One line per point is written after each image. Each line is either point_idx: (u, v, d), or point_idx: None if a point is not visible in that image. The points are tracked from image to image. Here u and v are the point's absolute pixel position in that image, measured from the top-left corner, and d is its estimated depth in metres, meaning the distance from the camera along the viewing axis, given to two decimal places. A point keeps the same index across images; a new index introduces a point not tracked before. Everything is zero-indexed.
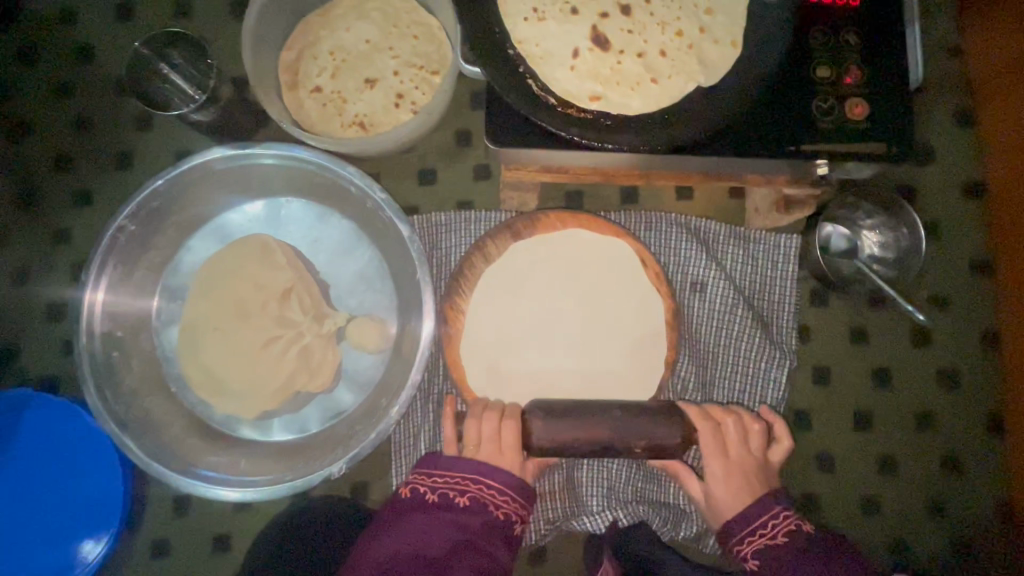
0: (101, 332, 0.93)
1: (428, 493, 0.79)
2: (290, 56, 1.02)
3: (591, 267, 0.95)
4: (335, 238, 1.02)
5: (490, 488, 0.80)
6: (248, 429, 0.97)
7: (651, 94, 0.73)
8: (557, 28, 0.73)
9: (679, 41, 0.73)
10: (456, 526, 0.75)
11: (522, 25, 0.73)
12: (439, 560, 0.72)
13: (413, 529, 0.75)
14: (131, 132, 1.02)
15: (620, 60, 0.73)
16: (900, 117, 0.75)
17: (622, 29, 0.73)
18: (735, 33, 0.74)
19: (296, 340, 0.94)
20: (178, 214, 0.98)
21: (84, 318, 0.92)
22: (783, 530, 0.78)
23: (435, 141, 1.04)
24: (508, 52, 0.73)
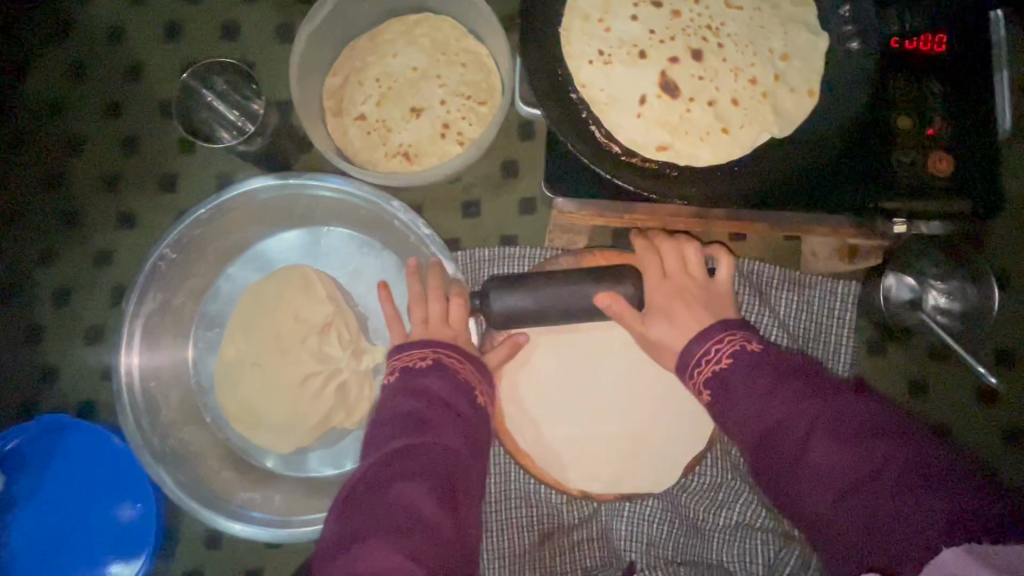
0: (139, 368, 0.91)
1: (393, 376, 0.74)
2: (336, 82, 1.00)
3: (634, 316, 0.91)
4: (375, 270, 1.00)
5: (452, 354, 0.75)
6: (281, 464, 0.95)
7: (722, 145, 0.69)
8: (623, 72, 0.70)
9: (753, 88, 0.69)
10: (418, 390, 0.70)
11: (586, 68, 0.70)
12: (418, 415, 0.67)
13: (393, 398, 0.71)
14: (172, 153, 1.01)
15: (689, 107, 0.69)
16: (986, 173, 0.71)
17: (693, 75, 0.69)
18: (813, 82, 0.70)
19: (334, 376, 0.92)
20: (219, 241, 0.97)
21: (120, 357, 0.89)
22: (729, 352, 0.67)
23: (480, 172, 1.01)
24: (570, 95, 0.70)
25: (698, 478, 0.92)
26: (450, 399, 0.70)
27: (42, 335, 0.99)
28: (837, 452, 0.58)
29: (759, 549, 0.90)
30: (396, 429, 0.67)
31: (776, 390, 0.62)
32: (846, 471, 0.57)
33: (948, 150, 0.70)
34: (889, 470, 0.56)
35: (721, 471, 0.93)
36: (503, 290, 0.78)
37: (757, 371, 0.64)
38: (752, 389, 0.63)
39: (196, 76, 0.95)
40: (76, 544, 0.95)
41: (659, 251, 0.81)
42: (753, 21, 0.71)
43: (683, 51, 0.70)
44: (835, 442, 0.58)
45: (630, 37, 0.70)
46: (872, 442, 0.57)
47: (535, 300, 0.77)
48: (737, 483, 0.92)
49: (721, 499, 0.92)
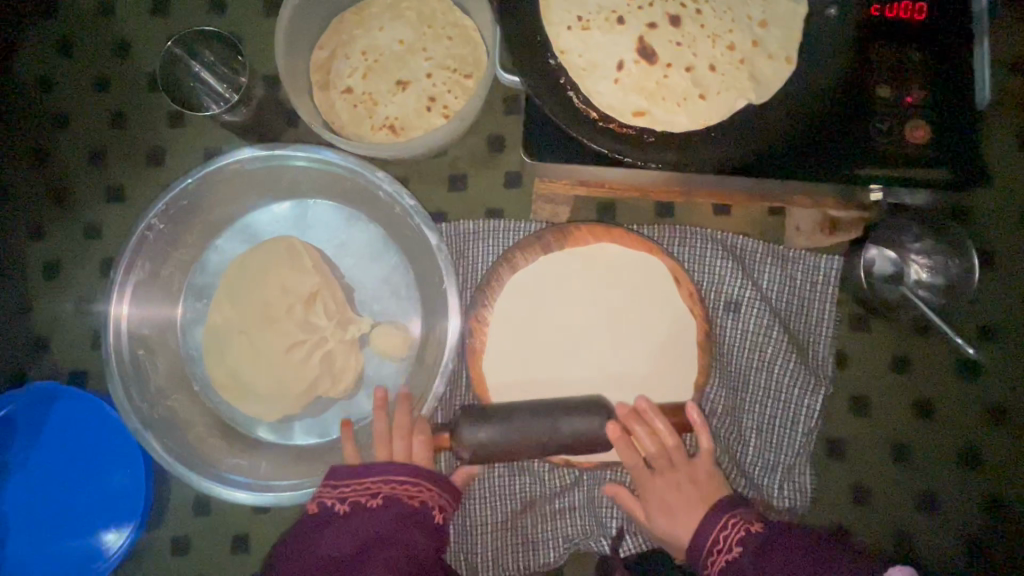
0: (127, 323, 0.92)
1: (336, 504, 0.77)
2: (323, 55, 1.01)
3: (619, 281, 0.92)
4: (360, 242, 1.01)
5: (404, 484, 0.78)
6: (271, 431, 0.97)
7: (699, 110, 0.69)
8: (601, 39, 0.70)
9: (731, 54, 0.70)
10: (365, 530, 0.73)
11: (565, 35, 0.70)
12: (352, 565, 0.71)
13: (326, 539, 0.74)
14: (162, 128, 1.02)
15: (666, 73, 0.70)
16: (963, 141, 0.71)
17: (671, 41, 0.70)
18: (790, 49, 0.70)
19: (319, 346, 0.94)
20: (208, 213, 0.99)
21: (110, 308, 0.91)
22: (736, 539, 0.74)
23: (466, 146, 1.02)
24: (548, 62, 0.70)
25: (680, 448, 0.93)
26: (405, 533, 0.74)
27: (33, 306, 1.00)
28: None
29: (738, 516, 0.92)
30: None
31: (770, 553, 0.71)
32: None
33: (925, 117, 0.71)
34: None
35: None
36: (478, 423, 0.77)
37: (768, 548, 0.71)
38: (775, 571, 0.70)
39: (187, 49, 0.98)
40: (67, 510, 0.96)
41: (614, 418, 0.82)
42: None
43: (661, 18, 0.70)
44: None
45: (609, 3, 0.71)
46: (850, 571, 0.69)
47: (523, 432, 0.77)
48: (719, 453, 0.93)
49: None
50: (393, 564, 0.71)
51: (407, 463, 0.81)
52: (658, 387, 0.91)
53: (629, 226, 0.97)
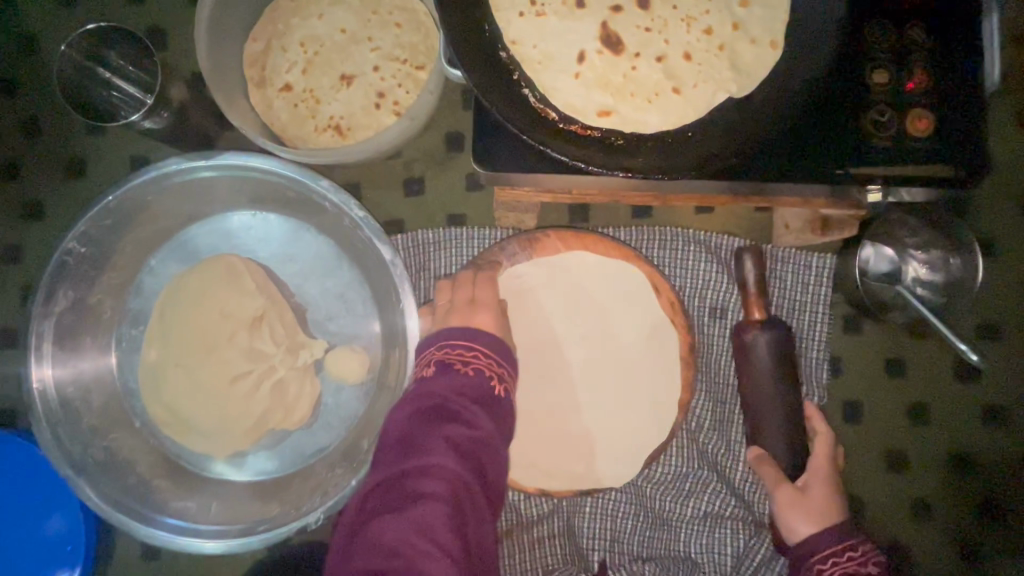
0: (53, 382, 0.83)
1: (430, 366, 0.69)
2: (256, 48, 0.90)
3: (591, 293, 0.84)
4: (310, 257, 0.91)
5: (491, 363, 0.70)
6: (224, 467, 0.88)
7: (671, 108, 0.60)
8: (558, 26, 0.61)
9: (707, 40, 0.61)
10: (461, 385, 0.66)
11: (517, 22, 0.61)
12: (449, 409, 0.64)
13: (415, 396, 0.66)
14: (80, 136, 0.91)
15: (634, 64, 0.61)
16: (970, 131, 0.62)
17: (638, 26, 0.61)
18: (775, 32, 0.61)
19: (268, 375, 0.85)
20: (136, 229, 0.88)
21: (31, 368, 0.83)
22: (873, 559, 0.71)
23: (423, 146, 0.92)
24: (497, 55, 0.61)
25: (662, 467, 0.88)
26: (471, 388, 0.66)
27: None
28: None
29: (727, 538, 0.86)
30: (404, 445, 0.62)
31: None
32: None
33: (927, 108, 0.62)
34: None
35: (686, 460, 0.88)
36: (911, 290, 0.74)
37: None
38: None
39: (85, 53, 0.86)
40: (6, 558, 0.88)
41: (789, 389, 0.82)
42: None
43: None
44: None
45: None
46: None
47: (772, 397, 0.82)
48: (704, 472, 0.88)
49: (687, 488, 0.87)
50: (458, 446, 0.61)
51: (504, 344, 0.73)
52: (639, 404, 0.84)
53: (604, 230, 0.88)
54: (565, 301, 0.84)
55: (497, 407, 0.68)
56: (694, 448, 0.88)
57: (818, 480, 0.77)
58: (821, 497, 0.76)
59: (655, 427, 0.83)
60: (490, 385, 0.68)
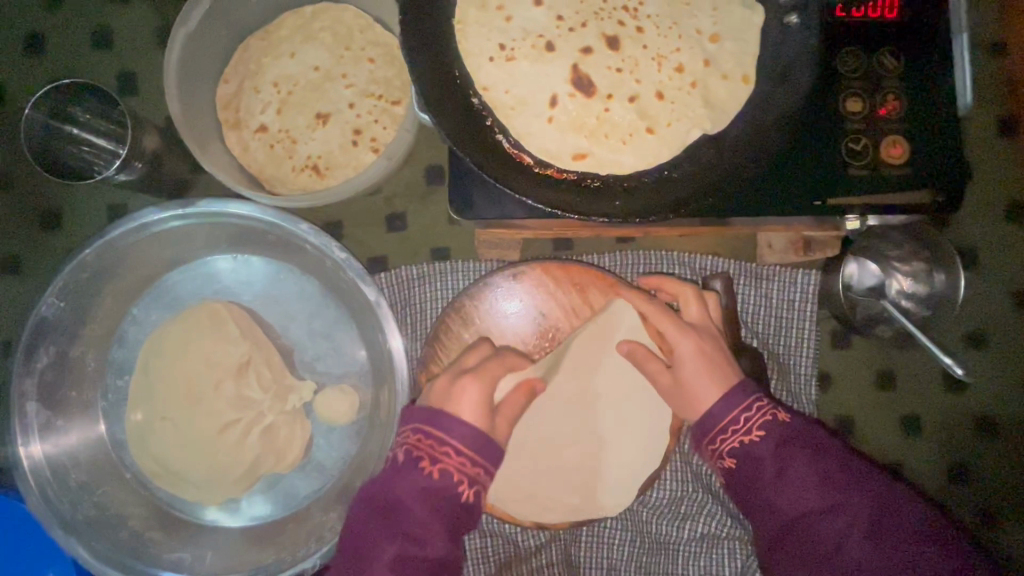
0: (41, 455, 0.82)
1: (398, 454, 0.68)
2: (229, 90, 0.89)
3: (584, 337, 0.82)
4: (294, 297, 0.91)
5: (462, 462, 0.66)
6: (220, 512, 0.88)
7: (647, 148, 0.60)
8: (529, 70, 0.60)
9: (679, 78, 0.61)
10: (419, 487, 0.64)
11: (487, 67, 0.60)
12: (398, 517, 0.64)
13: (377, 489, 0.67)
14: (55, 186, 0.90)
15: (607, 104, 0.60)
16: (946, 154, 0.63)
17: (609, 67, 0.60)
18: (746, 66, 0.61)
19: (257, 421, 0.84)
20: (117, 281, 0.87)
21: (19, 446, 0.81)
22: (758, 422, 0.67)
23: (402, 181, 0.91)
24: (469, 101, 0.61)
25: (657, 492, 0.88)
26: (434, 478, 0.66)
27: None
28: (803, 490, 0.64)
29: (725, 559, 0.87)
30: (355, 547, 0.65)
31: (789, 464, 0.65)
32: (811, 507, 0.63)
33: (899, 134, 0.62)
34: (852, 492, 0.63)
35: (681, 483, 0.88)
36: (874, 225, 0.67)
37: (786, 446, 0.66)
38: (791, 467, 0.65)
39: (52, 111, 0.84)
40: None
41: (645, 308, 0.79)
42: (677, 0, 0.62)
43: (599, 40, 0.60)
44: (788, 478, 0.65)
45: (536, 27, 0.61)
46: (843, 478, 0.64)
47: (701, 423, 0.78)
48: (700, 494, 0.87)
49: (684, 512, 0.87)
50: (402, 559, 0.62)
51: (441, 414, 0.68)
52: (622, 433, 0.84)
53: (588, 258, 0.88)
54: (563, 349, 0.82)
55: (459, 512, 0.66)
56: (688, 470, 0.88)
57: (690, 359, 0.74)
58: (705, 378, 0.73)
59: (648, 454, 0.83)
60: (458, 492, 0.65)
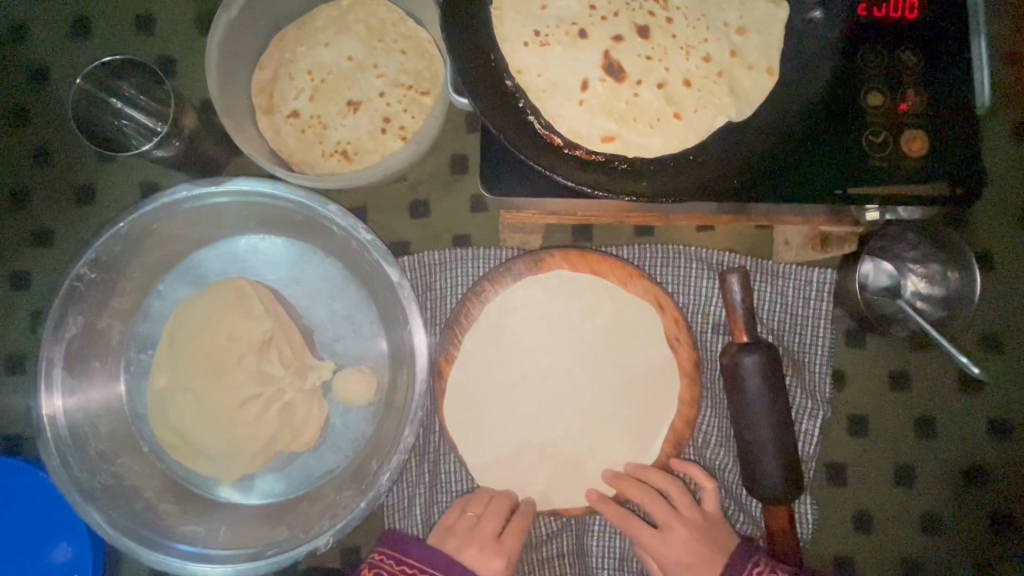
0: (62, 413, 0.83)
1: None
2: (265, 76, 0.92)
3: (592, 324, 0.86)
4: (317, 278, 0.93)
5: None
6: (231, 489, 0.89)
7: (674, 132, 0.62)
8: (563, 55, 0.63)
9: (707, 67, 0.63)
10: None
11: (522, 52, 0.63)
12: None
13: None
14: (91, 163, 0.93)
15: (636, 90, 0.63)
16: (966, 150, 0.64)
17: (639, 55, 0.63)
18: (771, 58, 0.63)
19: (277, 398, 0.85)
20: (145, 255, 0.89)
21: (42, 398, 0.82)
22: None
23: (428, 168, 0.94)
24: (502, 85, 0.63)
25: None
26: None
27: None
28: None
29: None
30: None
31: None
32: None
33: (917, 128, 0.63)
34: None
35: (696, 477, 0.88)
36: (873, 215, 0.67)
37: None
38: None
39: (97, 84, 0.88)
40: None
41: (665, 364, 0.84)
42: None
43: (629, 30, 0.63)
44: None
45: (568, 16, 0.63)
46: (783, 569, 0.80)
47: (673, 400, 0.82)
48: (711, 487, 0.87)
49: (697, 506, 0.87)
50: None
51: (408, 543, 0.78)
52: (614, 409, 0.85)
53: (607, 249, 0.90)
54: (556, 338, 0.86)
55: None
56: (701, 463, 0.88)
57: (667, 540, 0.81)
58: (688, 553, 0.81)
59: (645, 447, 0.85)
60: None
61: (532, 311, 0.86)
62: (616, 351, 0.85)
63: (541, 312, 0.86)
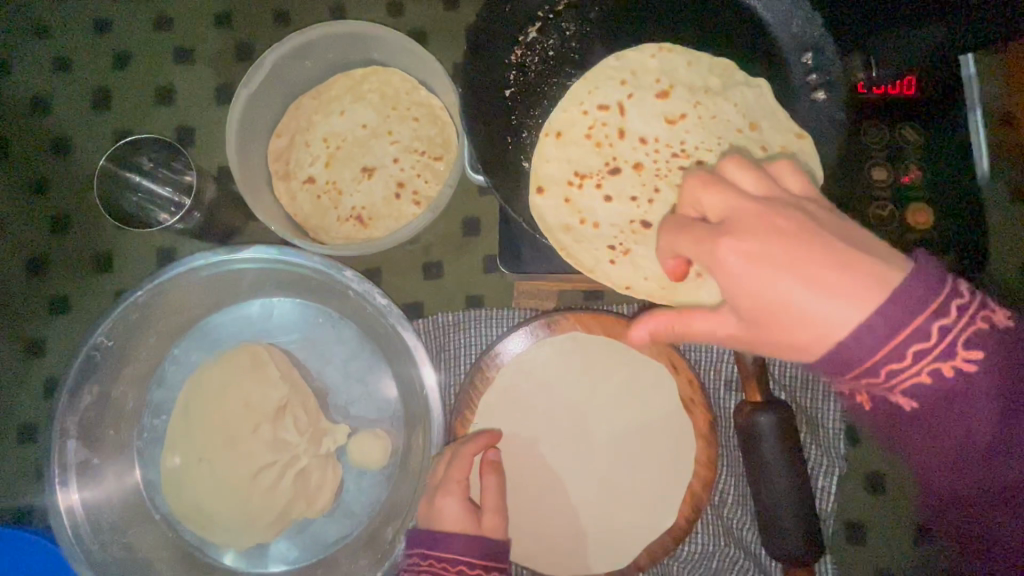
0: (81, 504, 0.83)
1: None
2: (281, 143, 0.95)
3: (605, 384, 0.87)
4: (331, 340, 0.93)
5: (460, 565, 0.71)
6: (244, 558, 0.87)
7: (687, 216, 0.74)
8: (576, 152, 0.78)
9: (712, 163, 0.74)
10: None
11: (547, 146, 0.78)
12: None
13: None
14: (109, 229, 0.94)
15: (650, 204, 0.75)
16: (973, 221, 0.68)
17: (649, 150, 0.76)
18: (794, 129, 0.71)
19: (291, 465, 0.85)
20: (162, 322, 0.90)
21: (58, 493, 0.82)
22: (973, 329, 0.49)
23: (441, 231, 0.96)
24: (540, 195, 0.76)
25: (689, 546, 0.87)
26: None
27: None
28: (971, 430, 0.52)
29: None
30: None
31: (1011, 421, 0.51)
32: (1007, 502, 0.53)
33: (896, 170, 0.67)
34: (1016, 390, 0.51)
35: (714, 538, 0.87)
36: None
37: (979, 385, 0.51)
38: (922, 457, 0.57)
39: (119, 161, 0.91)
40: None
41: (679, 424, 0.85)
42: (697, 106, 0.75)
43: (636, 154, 0.76)
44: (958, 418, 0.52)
45: (580, 150, 0.78)
46: (1005, 488, 0.53)
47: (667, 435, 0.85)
48: (732, 549, 0.86)
49: (716, 567, 0.86)
50: None
51: (423, 536, 0.74)
52: (630, 468, 0.85)
53: (619, 309, 0.90)
54: (570, 398, 0.87)
55: None
56: (719, 523, 0.87)
57: (871, 336, 0.48)
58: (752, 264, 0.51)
59: (665, 510, 0.83)
60: None
61: (547, 373, 0.87)
62: (631, 409, 0.86)
63: (554, 377, 0.87)
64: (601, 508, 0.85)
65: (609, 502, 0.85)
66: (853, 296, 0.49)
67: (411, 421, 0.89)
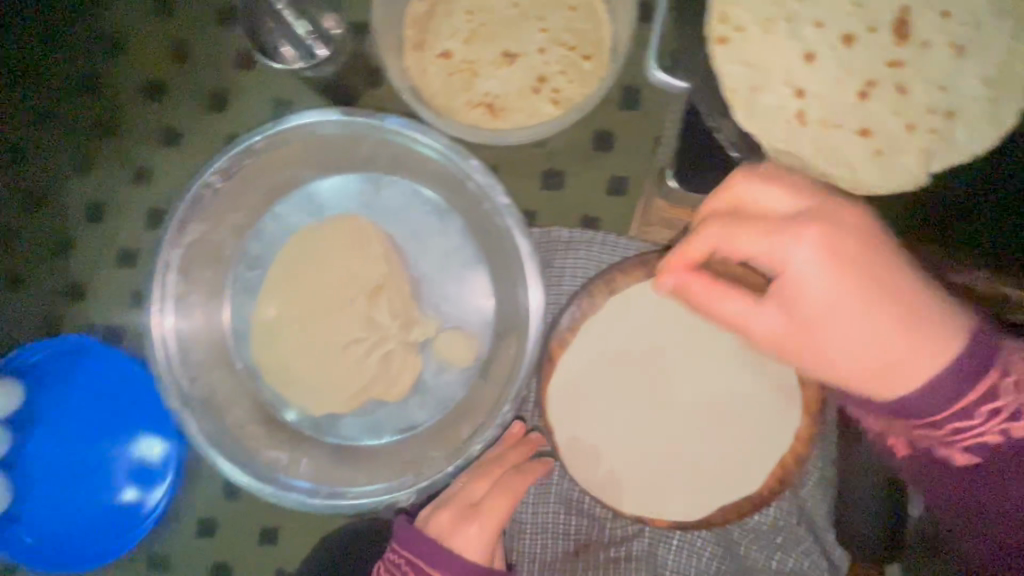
0: (173, 333, 0.84)
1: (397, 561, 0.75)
2: (421, 8, 0.86)
3: (718, 339, 0.80)
4: (434, 230, 0.89)
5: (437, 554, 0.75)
6: (315, 425, 0.88)
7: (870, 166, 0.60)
8: (764, 39, 0.60)
9: (863, 134, 0.60)
10: None
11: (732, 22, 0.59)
12: None
13: None
14: (229, 69, 0.90)
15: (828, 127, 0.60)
16: None
17: (844, 66, 0.60)
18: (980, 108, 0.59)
19: (379, 345, 0.84)
20: (271, 177, 0.87)
21: (155, 313, 0.83)
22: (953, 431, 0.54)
23: (572, 140, 0.88)
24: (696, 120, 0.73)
25: (758, 516, 0.84)
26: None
27: (73, 248, 0.91)
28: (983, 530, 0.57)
29: None
30: None
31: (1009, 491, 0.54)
32: (1007, 534, 0.55)
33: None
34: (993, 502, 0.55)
35: (785, 514, 0.84)
36: None
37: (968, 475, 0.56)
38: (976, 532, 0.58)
39: None
40: (99, 468, 0.90)
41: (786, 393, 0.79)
42: (920, 53, 0.60)
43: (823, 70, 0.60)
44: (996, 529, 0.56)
45: (764, 45, 0.60)
46: None
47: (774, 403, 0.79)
48: (801, 528, 0.84)
49: (781, 542, 0.84)
50: None
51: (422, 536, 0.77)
52: (723, 428, 0.80)
53: None
54: (679, 344, 0.80)
55: None
56: (794, 502, 0.84)
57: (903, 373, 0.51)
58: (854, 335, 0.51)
59: (751, 476, 0.79)
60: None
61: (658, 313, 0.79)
62: (739, 370, 0.79)
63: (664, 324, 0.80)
64: (686, 460, 0.80)
65: (695, 457, 0.80)
66: (882, 339, 0.50)
67: (505, 330, 0.86)
